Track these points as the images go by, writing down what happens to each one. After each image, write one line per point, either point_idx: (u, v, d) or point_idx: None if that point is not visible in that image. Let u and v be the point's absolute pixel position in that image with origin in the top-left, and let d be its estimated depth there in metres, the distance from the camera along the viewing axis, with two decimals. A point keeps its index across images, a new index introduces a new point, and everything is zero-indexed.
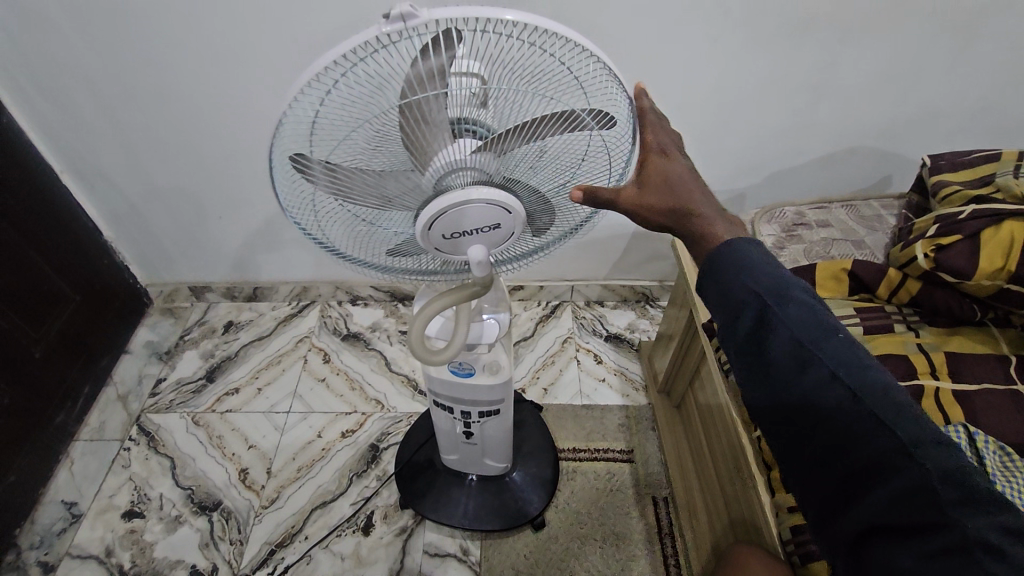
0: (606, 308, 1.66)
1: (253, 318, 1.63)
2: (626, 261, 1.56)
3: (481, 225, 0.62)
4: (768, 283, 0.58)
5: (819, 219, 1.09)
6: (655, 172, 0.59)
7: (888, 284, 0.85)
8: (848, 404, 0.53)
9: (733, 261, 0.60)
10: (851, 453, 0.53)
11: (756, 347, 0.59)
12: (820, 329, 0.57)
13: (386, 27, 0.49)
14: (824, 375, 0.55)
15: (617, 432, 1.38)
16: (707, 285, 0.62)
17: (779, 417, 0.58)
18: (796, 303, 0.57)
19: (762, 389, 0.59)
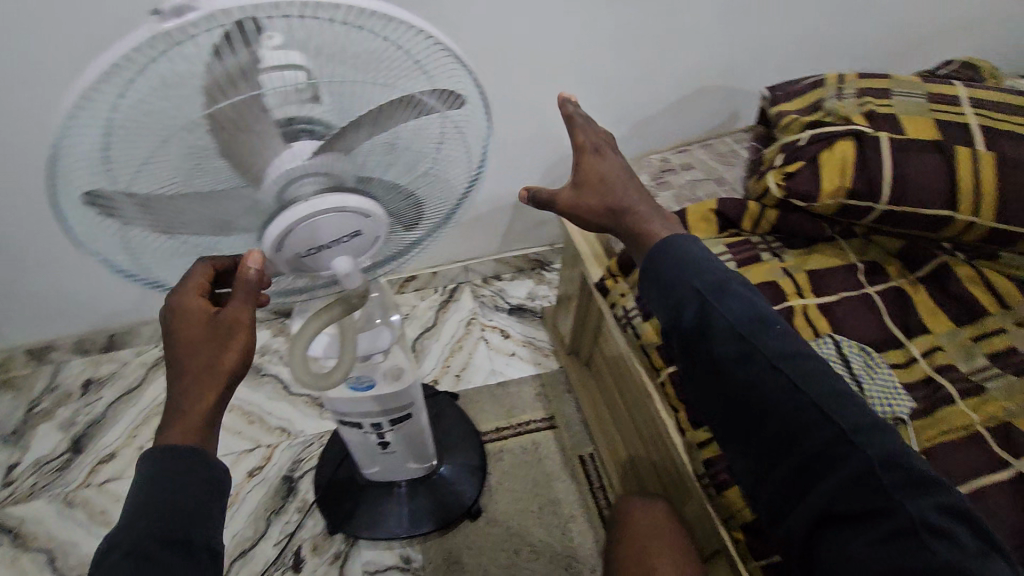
0: (504, 282, 1.65)
1: (117, 369, 1.41)
2: (515, 231, 1.54)
3: (338, 236, 0.56)
4: (711, 285, 0.68)
5: (683, 163, 1.13)
6: (592, 172, 0.76)
7: (751, 216, 0.90)
8: (794, 394, 0.61)
9: (683, 267, 0.70)
10: (801, 441, 0.60)
11: (707, 339, 0.66)
12: (763, 326, 0.65)
13: (155, 27, 0.39)
14: (768, 367, 0.63)
15: (536, 402, 1.39)
16: (663, 294, 0.71)
17: (737, 408, 0.64)
18: (737, 300, 0.66)
19: (719, 379, 0.66)
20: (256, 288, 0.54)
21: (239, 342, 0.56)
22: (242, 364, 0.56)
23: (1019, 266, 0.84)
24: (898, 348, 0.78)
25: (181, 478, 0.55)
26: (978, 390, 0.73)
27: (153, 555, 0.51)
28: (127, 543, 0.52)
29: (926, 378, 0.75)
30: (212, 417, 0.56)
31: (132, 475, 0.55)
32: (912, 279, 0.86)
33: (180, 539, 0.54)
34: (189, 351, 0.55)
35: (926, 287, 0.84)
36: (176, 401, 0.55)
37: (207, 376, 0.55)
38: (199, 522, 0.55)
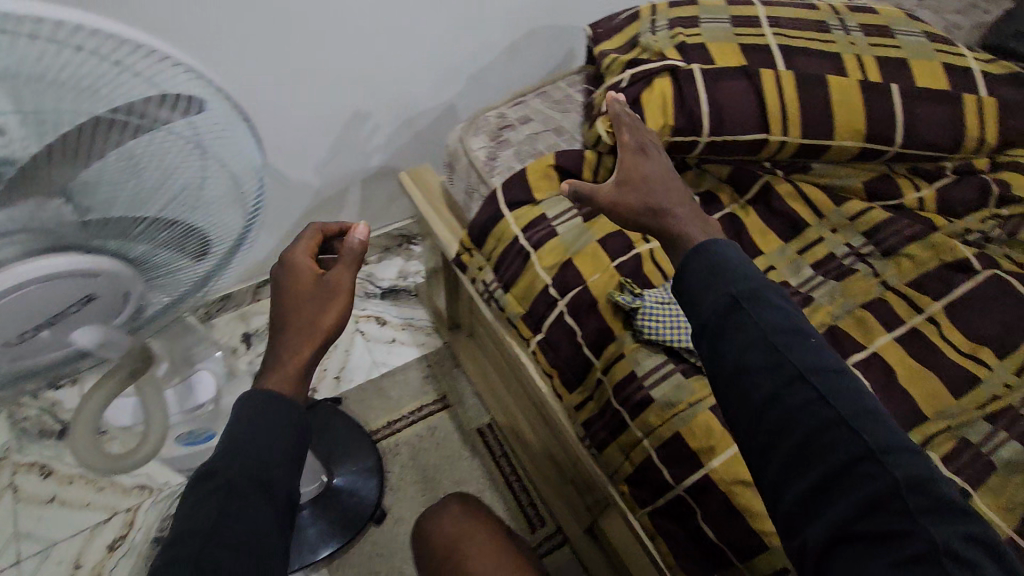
0: (371, 264, 1.52)
1: None
2: (369, 210, 1.39)
3: (65, 301, 0.47)
4: (744, 282, 0.54)
5: (520, 116, 1.05)
6: (634, 169, 0.70)
7: (590, 165, 0.87)
8: (818, 407, 0.48)
9: (712, 268, 0.56)
10: (817, 458, 0.47)
11: (729, 340, 0.52)
12: (795, 329, 0.52)
13: None
14: (798, 378, 0.49)
15: (425, 386, 1.33)
16: (689, 286, 0.56)
17: (747, 416, 0.51)
18: (773, 303, 0.53)
19: (731, 385, 0.52)
20: (357, 253, 0.68)
21: (337, 305, 0.66)
22: (337, 326, 0.66)
23: (828, 175, 0.89)
24: None
25: (269, 428, 0.60)
26: (808, 301, 0.78)
27: (239, 489, 0.56)
28: (224, 470, 0.57)
29: None
30: (307, 366, 0.65)
31: (236, 412, 0.62)
32: (742, 203, 0.89)
33: (265, 480, 0.58)
34: (299, 306, 0.66)
35: (755, 209, 0.87)
36: (279, 347, 0.65)
37: (310, 330, 0.65)
38: (285, 470, 0.60)
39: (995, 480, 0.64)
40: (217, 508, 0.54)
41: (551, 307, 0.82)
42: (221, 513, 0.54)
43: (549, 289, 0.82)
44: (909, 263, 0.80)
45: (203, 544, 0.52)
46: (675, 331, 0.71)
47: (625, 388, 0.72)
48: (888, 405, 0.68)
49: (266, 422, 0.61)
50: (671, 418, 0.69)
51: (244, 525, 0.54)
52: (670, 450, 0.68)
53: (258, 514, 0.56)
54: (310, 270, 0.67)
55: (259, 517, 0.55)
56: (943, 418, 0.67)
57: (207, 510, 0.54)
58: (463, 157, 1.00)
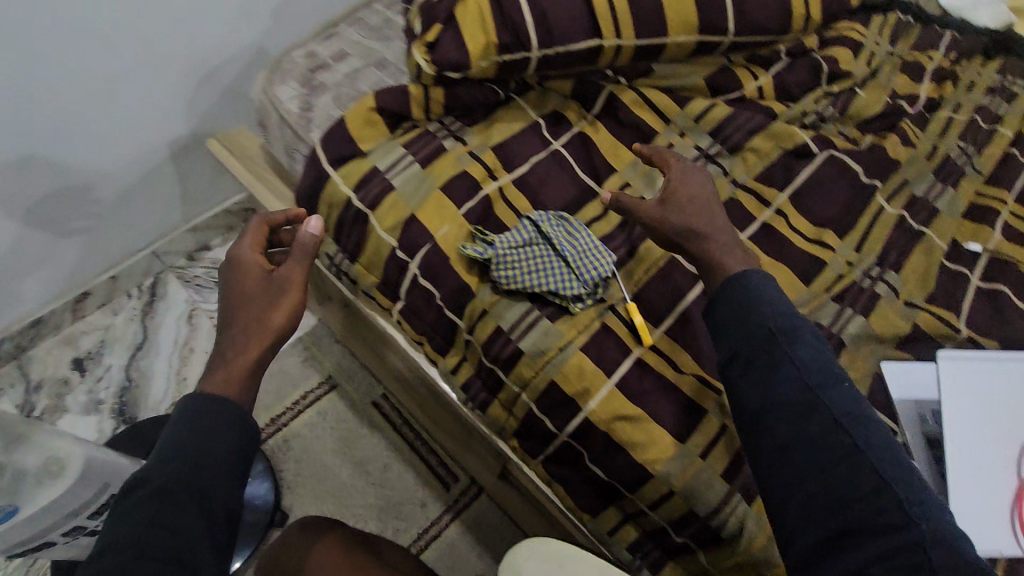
0: (216, 249, 1.32)
1: None
2: (195, 185, 1.19)
3: None
4: (784, 321, 0.50)
5: (333, 52, 0.90)
6: (680, 190, 0.63)
7: (418, 102, 0.77)
8: (848, 451, 0.44)
9: (744, 301, 0.52)
10: (840, 504, 0.42)
11: (760, 374, 0.49)
12: (833, 375, 0.48)
13: None
14: (830, 422, 0.45)
15: (307, 369, 1.22)
16: (727, 316, 0.53)
17: (767, 452, 0.46)
18: (810, 342, 0.49)
19: (754, 420, 0.48)
20: (307, 247, 0.63)
21: (288, 297, 0.60)
22: (289, 321, 0.59)
23: (670, 76, 0.83)
24: (593, 200, 0.76)
25: (213, 429, 0.51)
26: None
27: (176, 499, 0.47)
28: (154, 476, 0.48)
29: (622, 221, 0.74)
30: (255, 372, 0.56)
31: (174, 411, 0.52)
32: (591, 118, 0.82)
33: (204, 490, 0.48)
34: (246, 304, 0.59)
35: (603, 124, 0.82)
36: (221, 349, 0.56)
37: (256, 327, 0.58)
38: (230, 477, 0.50)
39: (845, 357, 0.67)
40: (147, 521, 0.46)
41: (403, 272, 0.72)
42: (151, 528, 0.45)
43: (397, 252, 0.72)
44: (754, 156, 0.79)
45: (129, 565, 0.44)
46: (534, 274, 0.66)
47: (493, 346, 0.67)
48: None
49: (205, 425, 0.51)
50: (544, 368, 0.64)
51: (176, 544, 0.45)
52: (549, 400, 0.64)
53: (194, 528, 0.47)
54: (256, 264, 0.62)
55: (195, 535, 0.46)
56: (798, 308, 0.69)
57: (138, 518, 0.46)
58: (272, 113, 0.84)
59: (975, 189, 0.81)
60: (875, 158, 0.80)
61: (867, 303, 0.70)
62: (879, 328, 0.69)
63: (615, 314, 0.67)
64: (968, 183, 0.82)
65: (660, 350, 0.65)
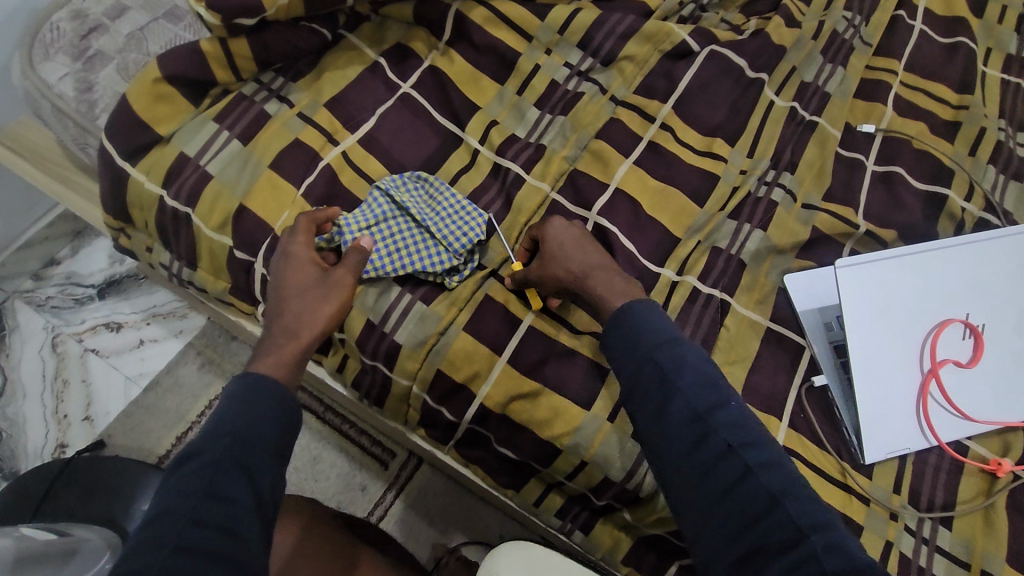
0: (66, 261, 1.11)
1: None
2: (6, 194, 1.02)
3: None
4: (667, 347, 0.48)
5: (105, 6, 0.70)
6: (557, 266, 0.55)
7: (218, 62, 0.61)
8: (741, 473, 0.43)
9: (627, 333, 0.50)
10: (742, 528, 0.42)
11: (651, 404, 0.47)
12: (719, 395, 0.47)
13: None
14: (719, 447, 0.44)
15: (203, 377, 1.04)
16: (616, 353, 0.50)
17: (670, 481, 0.46)
18: (696, 363, 0.48)
19: (653, 453, 0.47)
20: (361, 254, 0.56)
21: (331, 306, 0.54)
22: (330, 330, 0.55)
23: None
24: (458, 147, 0.66)
25: (256, 404, 0.47)
26: (540, 151, 0.66)
27: (227, 472, 0.43)
28: (206, 452, 0.43)
29: (494, 168, 0.64)
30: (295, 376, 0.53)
31: (225, 389, 0.49)
32: (444, 47, 0.69)
33: (255, 469, 0.44)
34: (292, 304, 0.54)
35: (456, 51, 0.69)
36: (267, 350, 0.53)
37: (294, 331, 0.54)
38: (279, 461, 0.46)
39: (747, 278, 0.63)
40: (201, 492, 0.41)
41: (250, 273, 0.60)
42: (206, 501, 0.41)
43: (236, 253, 0.60)
44: (630, 65, 0.69)
45: (183, 535, 0.39)
46: (396, 256, 0.58)
47: (368, 342, 0.58)
48: (640, 242, 0.62)
49: (247, 399, 0.47)
50: (428, 357, 0.57)
51: (229, 523, 0.41)
52: (442, 390, 0.58)
53: (246, 512, 0.42)
54: (307, 264, 0.55)
55: (246, 520, 0.42)
56: (694, 234, 0.63)
57: (191, 489, 0.41)
58: (43, 102, 0.67)
59: (864, 63, 0.75)
60: (761, 45, 0.71)
61: (764, 214, 0.65)
62: (778, 239, 0.64)
63: (498, 281, 0.60)
64: (858, 58, 0.75)
65: (552, 312, 0.59)
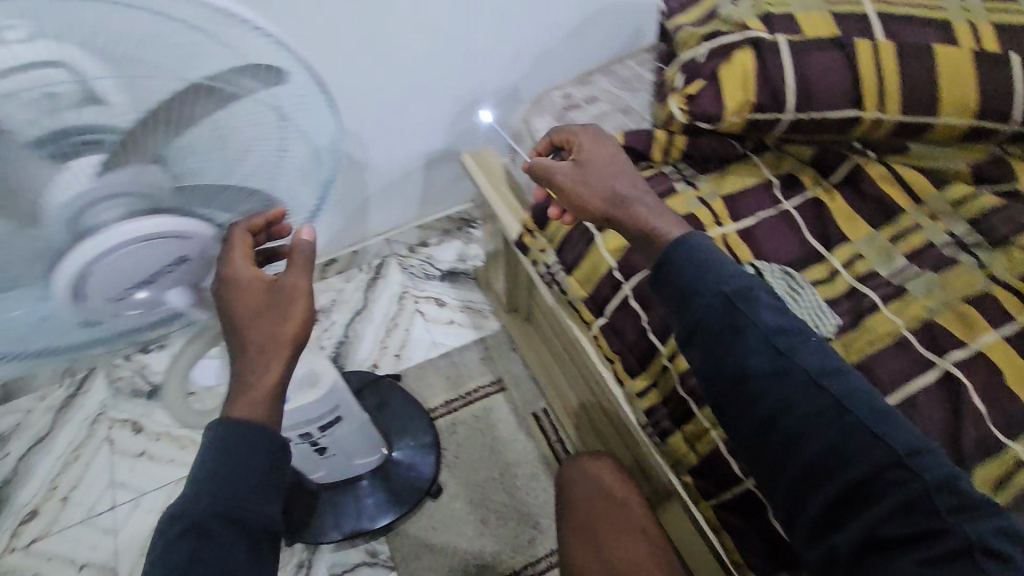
0: (431, 247, 1.53)
1: (20, 420, 1.28)
2: (431, 192, 1.43)
3: (160, 263, 0.55)
4: (737, 286, 0.60)
5: (586, 96, 1.02)
6: (590, 155, 0.74)
7: (660, 146, 0.83)
8: (836, 411, 0.55)
9: (697, 265, 0.62)
10: (848, 458, 0.53)
11: (738, 342, 0.59)
12: (797, 336, 0.59)
13: None
14: (809, 385, 0.56)
15: (481, 367, 1.34)
16: (684, 282, 0.63)
17: (767, 421, 0.57)
18: (767, 308, 0.60)
19: (746, 389, 0.58)
20: (309, 253, 0.61)
21: (300, 307, 0.59)
22: (302, 332, 0.60)
23: (929, 158, 0.81)
24: (819, 263, 0.75)
25: (247, 458, 0.56)
26: (897, 293, 0.71)
27: (211, 531, 0.52)
28: (194, 510, 0.52)
29: (851, 289, 0.72)
30: (280, 386, 0.59)
31: (208, 433, 0.57)
32: (828, 186, 0.82)
33: (241, 515, 0.54)
34: (258, 320, 0.59)
35: (842, 194, 0.81)
36: (242, 371, 0.59)
37: (278, 347, 0.59)
38: (269, 494, 0.56)
39: None
40: (189, 555, 0.51)
41: (616, 291, 0.80)
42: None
43: (615, 272, 0.80)
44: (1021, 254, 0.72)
45: None
46: None
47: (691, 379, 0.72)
48: (992, 408, 0.62)
49: (238, 452, 0.55)
50: None
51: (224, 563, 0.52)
52: None
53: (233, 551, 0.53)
54: (263, 279, 0.59)
55: (236, 560, 0.52)
56: None
57: (178, 556, 0.51)
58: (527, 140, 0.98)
59: None
60: None
61: None
62: None
63: None
64: None
65: None
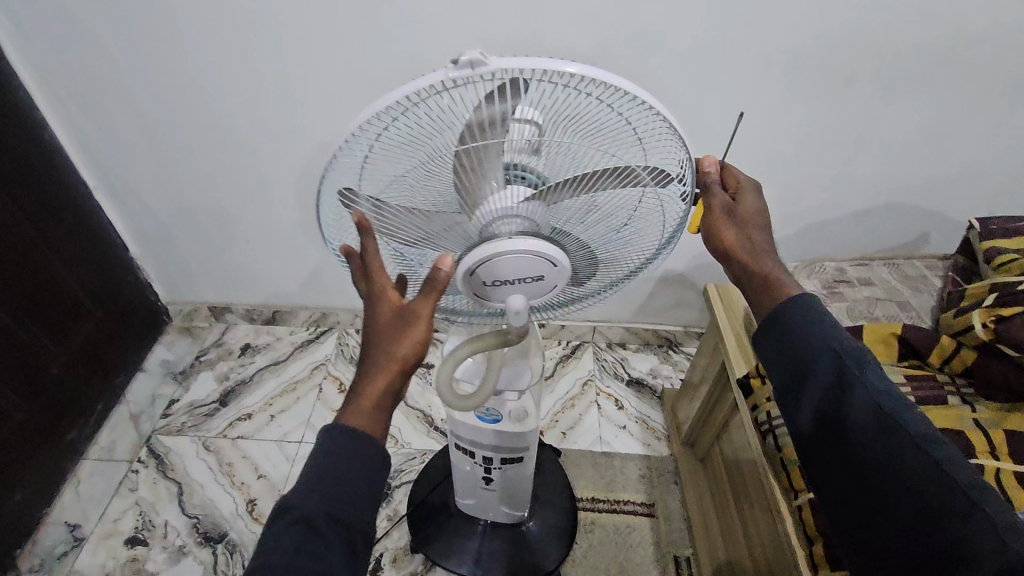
0: (628, 351, 1.61)
1: (271, 341, 1.60)
2: (652, 305, 1.52)
3: (525, 275, 0.61)
4: (853, 350, 0.58)
5: (861, 276, 1.03)
6: (748, 210, 0.63)
7: (941, 352, 0.82)
8: (934, 472, 0.53)
9: (806, 324, 0.60)
10: (934, 518, 0.52)
11: (836, 403, 0.58)
12: (902, 404, 0.57)
13: (451, 72, 0.48)
14: (913, 448, 0.54)
15: (638, 483, 1.33)
16: (781, 343, 0.62)
17: (859, 476, 0.57)
18: (875, 369, 0.57)
19: (840, 449, 0.58)
20: (441, 283, 0.55)
21: (415, 334, 0.56)
22: (418, 354, 0.57)
23: None
24: None
25: (348, 461, 0.56)
26: None
27: (319, 528, 0.53)
28: (303, 506, 0.53)
29: None
30: (391, 398, 0.58)
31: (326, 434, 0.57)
32: None
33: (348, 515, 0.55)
34: (377, 337, 0.57)
35: None
36: (355, 385, 0.58)
37: (387, 364, 0.56)
38: (370, 501, 0.57)
39: None
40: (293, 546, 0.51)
41: None
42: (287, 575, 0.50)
43: None
44: None
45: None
46: None
47: None
48: None
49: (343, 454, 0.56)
50: None
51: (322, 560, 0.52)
52: None
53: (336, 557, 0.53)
54: (386, 300, 0.57)
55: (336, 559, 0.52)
56: None
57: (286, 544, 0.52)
58: None
59: None
60: None
61: None
62: None
63: None
64: None
65: None
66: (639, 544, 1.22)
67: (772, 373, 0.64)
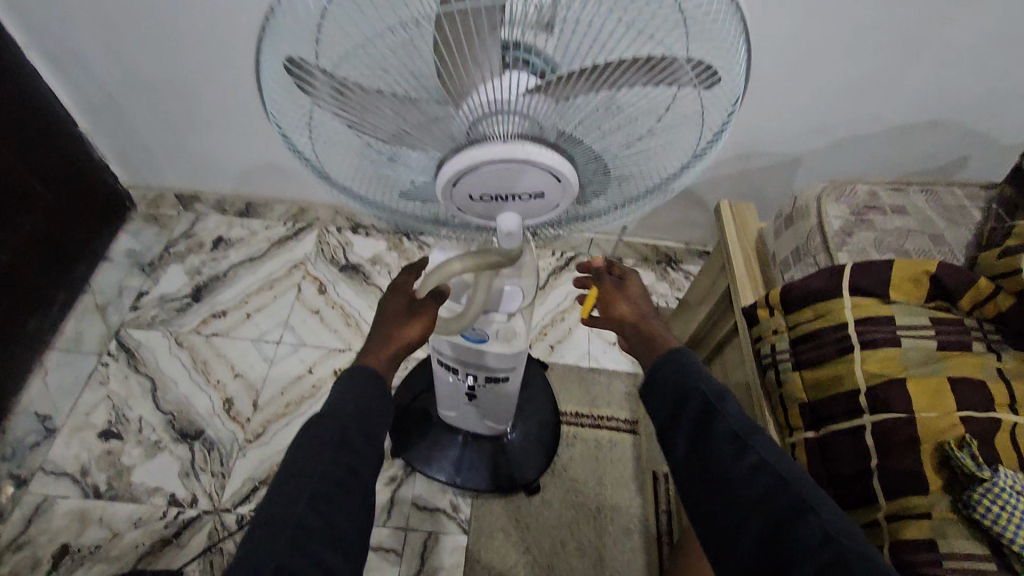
0: (625, 266, 1.53)
1: (245, 236, 1.48)
2: (655, 218, 1.44)
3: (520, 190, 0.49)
4: (712, 387, 0.66)
5: (895, 204, 0.92)
6: (634, 289, 0.80)
7: (974, 295, 0.74)
8: (779, 490, 0.57)
9: (686, 370, 0.68)
10: (777, 535, 0.55)
11: (700, 432, 0.64)
12: (754, 429, 0.63)
13: None
14: (756, 466, 0.59)
15: (623, 401, 1.31)
16: (660, 389, 0.69)
17: (715, 501, 0.61)
18: (735, 403, 0.65)
19: (702, 477, 0.62)
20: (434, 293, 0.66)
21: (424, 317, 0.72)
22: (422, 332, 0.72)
23: None
24: None
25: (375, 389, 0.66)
26: None
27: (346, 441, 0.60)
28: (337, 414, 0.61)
29: None
30: (393, 361, 0.70)
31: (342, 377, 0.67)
32: None
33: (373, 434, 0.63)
34: (395, 318, 0.71)
35: None
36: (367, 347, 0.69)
37: (397, 337, 0.70)
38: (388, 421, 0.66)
39: None
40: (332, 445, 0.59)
41: (849, 415, 0.71)
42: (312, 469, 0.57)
43: (858, 396, 0.71)
44: None
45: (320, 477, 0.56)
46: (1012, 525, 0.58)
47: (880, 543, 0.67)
48: None
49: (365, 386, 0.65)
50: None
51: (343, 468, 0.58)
52: None
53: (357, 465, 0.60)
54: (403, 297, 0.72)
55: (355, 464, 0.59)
56: None
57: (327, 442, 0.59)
58: (814, 220, 0.89)
59: None
60: None
61: None
62: None
63: None
64: None
65: None
66: (620, 459, 1.23)
67: (655, 411, 0.70)
